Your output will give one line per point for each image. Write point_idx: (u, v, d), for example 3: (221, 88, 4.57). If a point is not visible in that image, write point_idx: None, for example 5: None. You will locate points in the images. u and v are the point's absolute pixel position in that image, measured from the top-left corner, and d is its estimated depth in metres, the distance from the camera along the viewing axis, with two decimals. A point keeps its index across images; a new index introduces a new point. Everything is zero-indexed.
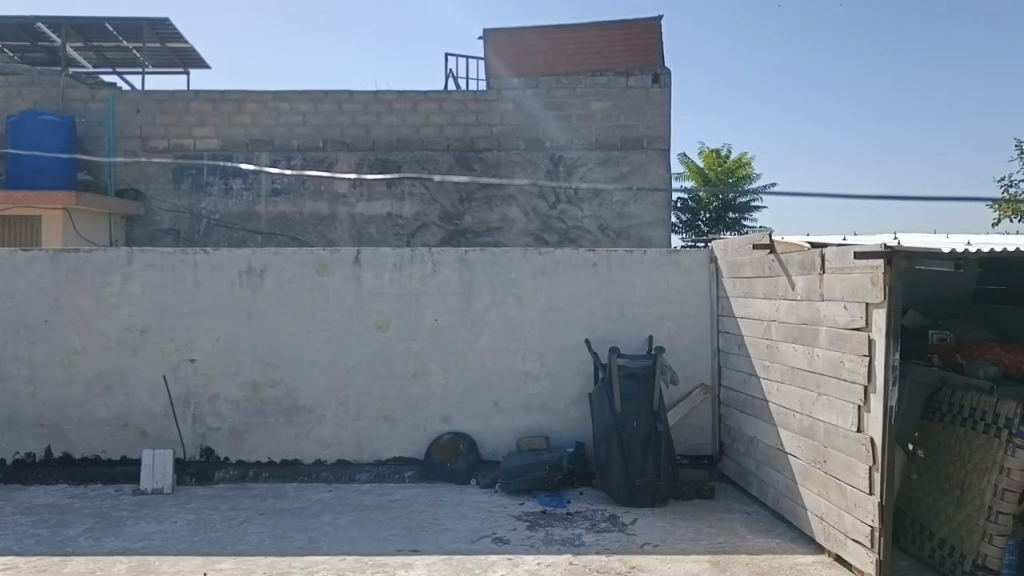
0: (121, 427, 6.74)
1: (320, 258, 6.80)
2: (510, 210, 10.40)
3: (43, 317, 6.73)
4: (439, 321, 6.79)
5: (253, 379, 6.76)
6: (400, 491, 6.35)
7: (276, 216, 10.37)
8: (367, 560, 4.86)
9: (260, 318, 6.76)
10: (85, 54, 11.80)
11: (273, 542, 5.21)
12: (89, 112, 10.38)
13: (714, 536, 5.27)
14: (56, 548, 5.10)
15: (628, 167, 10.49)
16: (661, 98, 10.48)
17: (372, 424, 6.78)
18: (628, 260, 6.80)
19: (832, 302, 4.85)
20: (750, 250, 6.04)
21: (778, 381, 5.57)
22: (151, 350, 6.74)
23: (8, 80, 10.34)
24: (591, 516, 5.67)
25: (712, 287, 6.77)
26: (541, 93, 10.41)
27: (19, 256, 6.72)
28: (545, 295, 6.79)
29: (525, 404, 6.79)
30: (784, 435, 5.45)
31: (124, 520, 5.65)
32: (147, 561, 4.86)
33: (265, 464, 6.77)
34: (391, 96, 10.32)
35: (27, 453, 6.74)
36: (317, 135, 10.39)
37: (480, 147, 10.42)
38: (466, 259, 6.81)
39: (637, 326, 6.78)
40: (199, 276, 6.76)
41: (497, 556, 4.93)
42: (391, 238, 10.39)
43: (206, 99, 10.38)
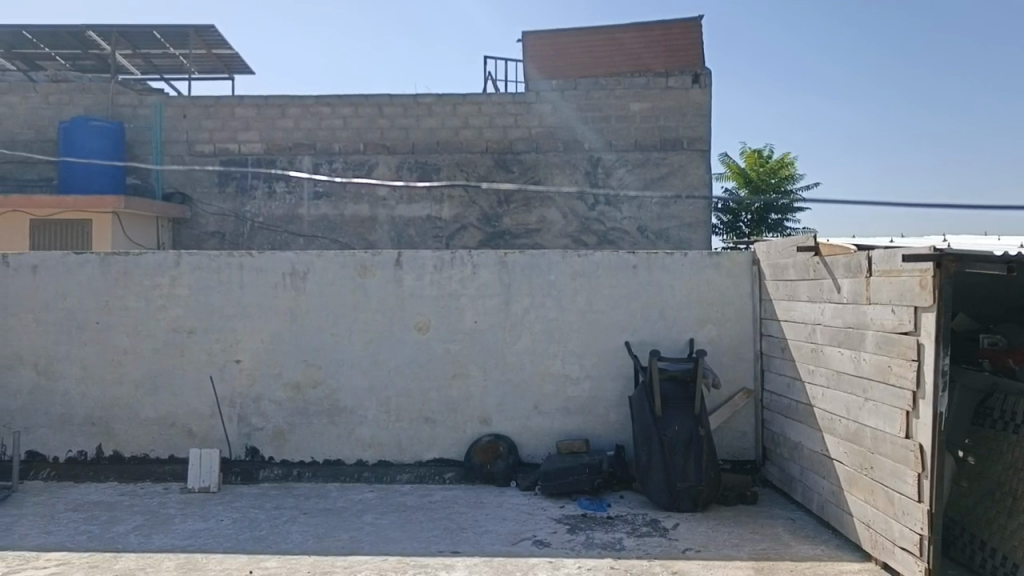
0: (169, 426, 6.88)
1: (362, 261, 6.86)
2: (548, 212, 10.40)
3: (94, 318, 6.90)
4: (479, 323, 6.81)
5: (296, 380, 6.85)
6: (440, 492, 6.40)
7: (317, 219, 10.49)
8: (408, 561, 4.90)
9: (303, 320, 6.85)
10: (134, 60, 12.07)
11: (316, 541, 5.27)
12: (137, 117, 10.64)
13: (757, 542, 5.21)
14: (107, 545, 5.22)
15: (667, 169, 10.42)
16: (702, 98, 10.38)
17: (412, 425, 6.83)
18: (668, 262, 6.76)
19: (879, 305, 4.77)
20: (793, 252, 5.97)
21: (823, 385, 5.49)
22: (197, 351, 6.87)
23: (60, 87, 10.64)
24: (631, 520, 5.64)
25: (754, 290, 6.70)
26: (579, 95, 10.42)
27: (72, 257, 6.90)
28: (584, 297, 6.78)
29: (566, 407, 6.78)
30: (829, 440, 5.38)
31: (172, 518, 5.77)
32: (194, 559, 4.96)
33: (308, 464, 6.85)
34: (431, 99, 10.41)
35: (79, 451, 6.90)
36: (357, 139, 10.51)
37: (518, 149, 10.45)
38: (505, 262, 6.83)
39: (678, 329, 6.73)
40: (243, 278, 6.87)
41: (538, 559, 4.92)
42: (430, 239, 10.47)
43: (250, 104, 10.56)
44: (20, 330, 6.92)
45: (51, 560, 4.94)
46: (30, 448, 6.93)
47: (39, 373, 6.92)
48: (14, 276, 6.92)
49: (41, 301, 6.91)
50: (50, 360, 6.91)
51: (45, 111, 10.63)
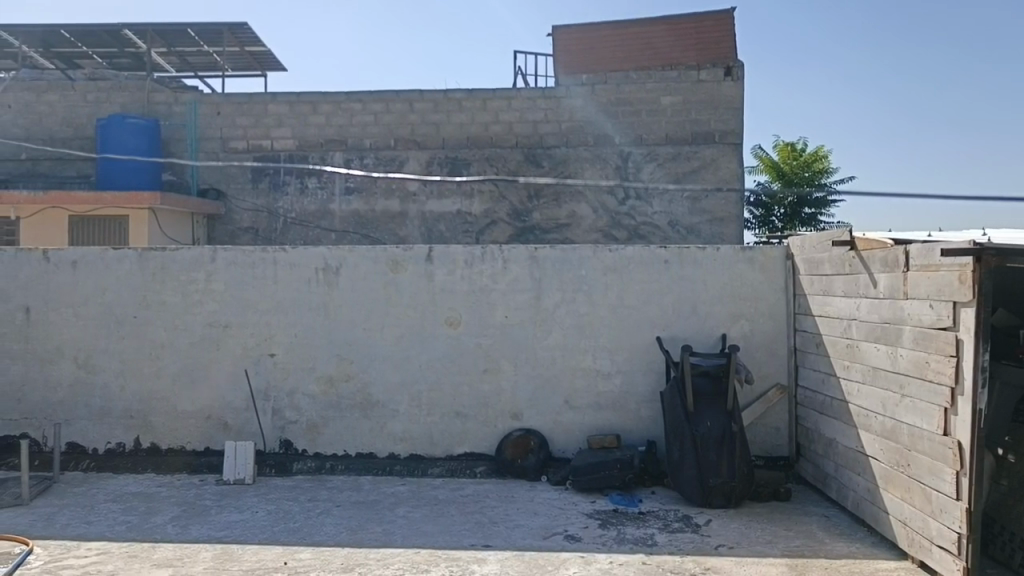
0: (205, 419, 6.98)
1: (393, 256, 6.90)
2: (579, 206, 10.38)
3: (132, 312, 7.02)
4: (510, 318, 6.82)
5: (329, 374, 6.92)
6: (471, 486, 6.42)
7: (349, 215, 10.57)
8: (440, 554, 4.93)
9: (336, 315, 6.91)
10: (169, 58, 12.24)
11: (350, 534, 5.32)
12: (173, 114, 10.79)
13: (792, 539, 5.17)
14: (146, 535, 5.32)
15: (699, 163, 10.33)
16: (734, 91, 10.29)
17: (444, 419, 6.86)
18: (701, 257, 6.71)
19: (916, 300, 4.70)
20: (828, 247, 5.89)
21: (858, 381, 5.42)
22: (233, 346, 6.96)
23: (98, 85, 10.83)
24: (663, 515, 5.62)
25: (788, 285, 6.63)
26: (609, 89, 10.40)
27: (110, 252, 7.03)
28: (615, 292, 6.76)
29: (596, 402, 6.77)
30: (864, 438, 5.31)
31: (208, 509, 5.86)
32: (231, 549, 5.03)
33: (341, 457, 6.91)
34: (461, 94, 10.43)
35: (118, 442, 7.03)
36: (389, 134, 10.56)
37: (549, 143, 10.43)
38: (536, 257, 6.82)
39: (710, 324, 6.69)
40: (277, 273, 6.95)
41: (569, 554, 4.92)
42: (460, 235, 10.50)
43: (283, 101, 10.66)
44: (61, 324, 7.06)
45: (92, 550, 5.04)
46: (70, 440, 7.07)
47: (79, 367, 7.05)
48: (55, 270, 7.07)
49: (81, 295, 7.05)
50: (89, 353, 7.05)
51: (83, 109, 10.83)
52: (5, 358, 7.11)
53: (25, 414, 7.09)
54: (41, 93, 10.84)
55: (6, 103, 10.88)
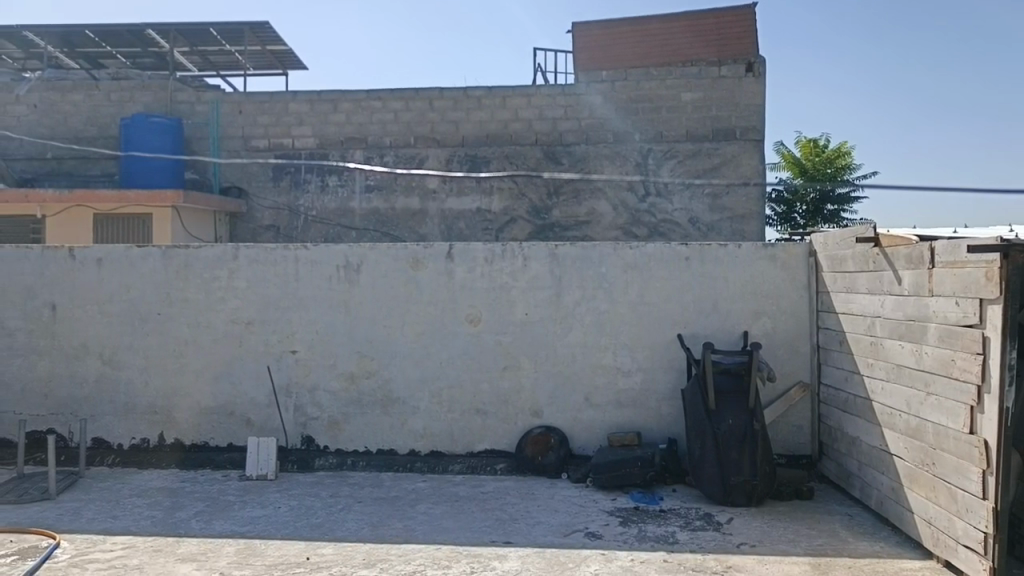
0: (228, 415, 7.04)
1: (414, 253, 6.92)
2: (599, 203, 10.34)
3: (156, 309, 7.09)
4: (530, 315, 6.82)
5: (350, 371, 6.95)
6: (491, 483, 6.43)
7: (369, 213, 10.60)
8: (461, 551, 4.94)
9: (357, 312, 6.95)
10: (191, 58, 12.35)
11: (371, 529, 5.35)
12: (195, 113, 10.89)
13: (814, 537, 5.13)
14: (170, 529, 5.37)
15: (719, 159, 10.28)
16: (755, 87, 10.22)
17: (464, 417, 6.87)
18: (722, 254, 6.67)
19: (942, 297, 4.65)
20: (852, 243, 5.84)
21: (882, 379, 5.38)
22: (255, 343, 7.01)
23: (121, 84, 10.94)
24: (684, 513, 5.60)
25: (811, 283, 6.57)
26: (629, 86, 10.38)
27: (134, 250, 7.10)
28: (636, 289, 6.74)
29: (617, 400, 6.76)
30: (888, 436, 5.26)
31: (231, 505, 5.91)
32: (253, 545, 5.07)
33: (362, 453, 6.94)
34: (481, 92, 10.45)
35: (142, 438, 7.11)
36: (408, 132, 10.60)
37: (568, 140, 10.42)
38: (557, 254, 6.81)
39: (732, 321, 6.65)
40: (299, 270, 6.99)
41: (590, 551, 4.92)
42: (480, 232, 10.50)
43: (304, 99, 10.72)
44: (86, 321, 7.15)
45: (118, 544, 5.10)
46: (96, 435, 7.14)
47: (105, 363, 7.14)
48: (80, 268, 7.15)
49: (106, 293, 7.13)
50: (114, 350, 7.12)
51: (107, 108, 10.95)
52: (31, 355, 7.20)
53: (51, 409, 7.18)
54: (66, 93, 10.97)
55: (31, 103, 11.00)
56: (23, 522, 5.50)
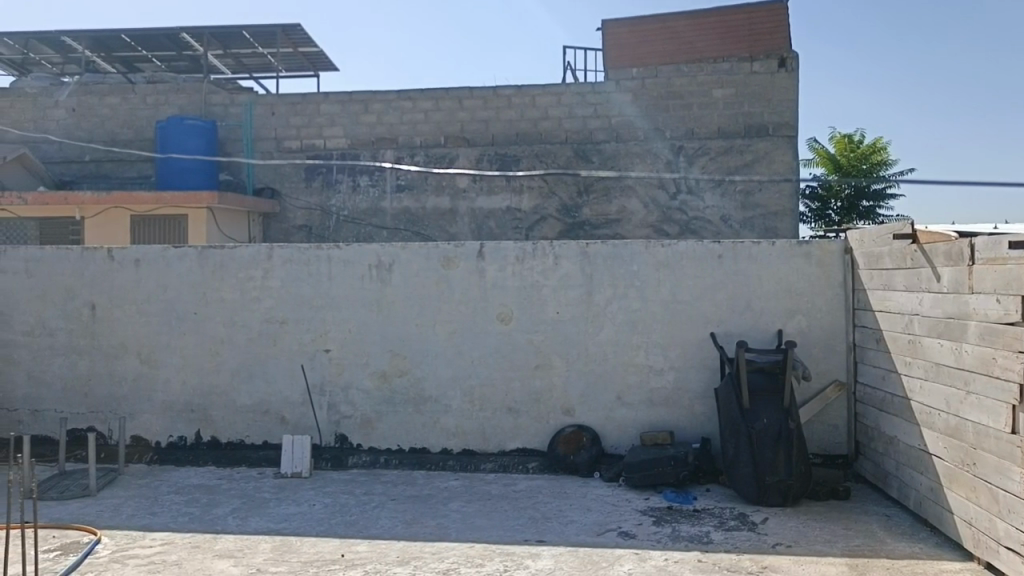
0: (263, 413, 7.12)
1: (445, 252, 6.95)
2: (629, 202, 10.31)
3: (192, 309, 7.20)
4: (562, 314, 6.81)
5: (382, 369, 7.00)
6: (524, 482, 6.43)
7: (400, 212, 10.66)
8: (495, 549, 4.95)
9: (389, 311, 6.99)
10: (225, 61, 12.51)
11: (405, 527, 5.39)
12: (229, 115, 11.02)
13: (851, 538, 5.07)
14: (207, 526, 5.45)
15: (752, 156, 10.19)
16: (789, 82, 10.10)
17: (496, 415, 6.89)
18: (755, 251, 6.61)
19: (982, 294, 4.57)
20: (889, 240, 5.76)
21: (920, 378, 5.30)
22: (289, 341, 7.09)
23: (157, 87, 11.11)
24: (718, 513, 5.56)
25: (847, 281, 6.49)
26: (660, 83, 10.32)
27: (171, 251, 7.21)
28: (668, 287, 6.70)
29: (649, 398, 6.73)
30: (928, 436, 5.17)
31: (267, 502, 5.98)
32: (289, 541, 5.13)
33: (395, 451, 6.98)
34: (510, 91, 10.46)
35: (180, 436, 7.21)
36: (439, 132, 10.64)
37: (598, 138, 10.39)
38: (588, 253, 6.79)
39: (766, 320, 6.59)
40: (332, 270, 7.06)
41: (623, 551, 4.90)
42: (510, 231, 10.51)
43: (335, 100, 10.82)
44: (125, 320, 7.27)
45: (157, 540, 5.18)
46: (135, 433, 7.27)
47: (143, 362, 7.25)
48: (119, 269, 7.28)
49: (143, 293, 7.24)
50: (152, 350, 7.24)
51: (143, 111, 11.13)
52: (72, 354, 7.34)
53: (91, 408, 7.32)
54: (103, 96, 11.17)
55: (69, 106, 11.22)
56: (64, 518, 5.61)
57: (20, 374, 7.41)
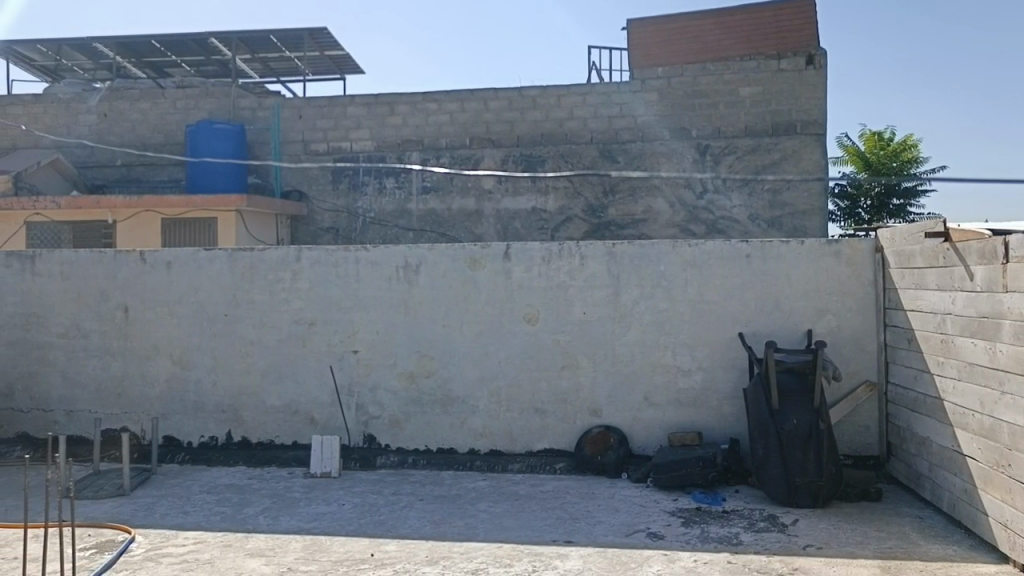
0: (293, 414, 7.19)
1: (471, 253, 6.97)
2: (655, 201, 10.28)
3: (222, 310, 7.28)
4: (588, 315, 6.81)
5: (410, 370, 7.04)
6: (551, 483, 6.43)
7: (426, 213, 10.71)
8: (523, 550, 4.96)
9: (416, 312, 7.03)
10: (253, 65, 12.64)
11: (434, 527, 5.42)
12: (257, 119, 11.14)
13: (884, 540, 5.01)
14: (239, 525, 5.52)
15: (780, 154, 10.11)
16: (816, 80, 10.01)
17: (523, 415, 6.90)
18: (784, 251, 6.56)
19: (1016, 293, 4.49)
20: (920, 238, 5.69)
21: (953, 378, 5.23)
22: (317, 342, 7.15)
23: (187, 92, 11.25)
24: (748, 514, 5.53)
25: (877, 280, 6.41)
26: (686, 81, 10.28)
27: (202, 253, 7.31)
28: (695, 287, 6.67)
29: (676, 399, 6.70)
30: (961, 436, 5.10)
31: (297, 502, 6.04)
32: (319, 540, 5.18)
33: (423, 452, 7.01)
34: (535, 91, 10.48)
35: (211, 436, 7.30)
36: (464, 133, 10.67)
37: (624, 138, 10.37)
38: (614, 253, 6.78)
39: (795, 319, 6.53)
40: (359, 272, 7.11)
41: (652, 552, 4.89)
42: (536, 232, 10.51)
43: (361, 102, 10.90)
44: (157, 322, 7.38)
45: (190, 539, 5.26)
46: (167, 433, 7.38)
47: (175, 363, 7.36)
48: (151, 271, 7.39)
49: (174, 294, 7.35)
50: (184, 350, 7.34)
51: (172, 115, 11.29)
52: (106, 355, 7.46)
53: (125, 408, 7.44)
54: (134, 101, 11.34)
55: (101, 112, 11.41)
56: (100, 517, 5.71)
57: (55, 375, 7.55)
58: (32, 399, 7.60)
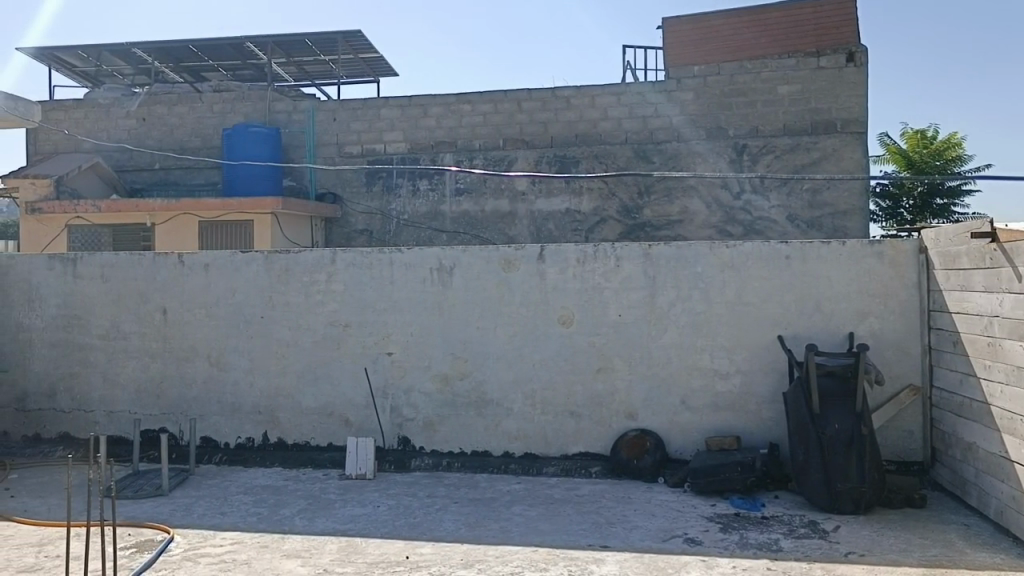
0: (328, 415, 7.22)
1: (506, 255, 6.94)
2: (691, 202, 10.18)
3: (259, 312, 7.34)
4: (623, 317, 6.74)
5: (444, 372, 7.02)
6: (587, 486, 6.37)
7: (460, 215, 10.71)
8: (558, 554, 4.91)
9: (450, 314, 7.01)
10: (288, 69, 12.76)
11: (468, 529, 5.39)
12: (292, 122, 11.23)
13: (928, 548, 4.88)
14: (275, 526, 5.54)
15: (819, 154, 9.95)
16: (857, 77, 9.84)
17: (558, 418, 6.85)
18: (824, 251, 6.44)
19: None
20: (966, 239, 5.54)
21: (1001, 382, 5.07)
22: (352, 344, 7.17)
23: (223, 95, 11.39)
24: (788, 521, 5.42)
25: (921, 282, 6.26)
26: (723, 80, 10.16)
27: (239, 255, 7.37)
28: (733, 289, 6.57)
29: (714, 402, 6.61)
30: (1009, 442, 4.95)
31: (333, 503, 6.05)
32: (355, 542, 5.18)
33: (457, 455, 7.00)
34: (570, 92, 10.43)
35: (247, 437, 7.36)
36: (497, 134, 10.65)
37: (659, 138, 10.29)
38: (651, 254, 6.71)
39: (836, 322, 6.41)
40: (394, 274, 7.12)
41: (689, 557, 4.82)
42: (570, 233, 10.46)
43: (395, 104, 10.93)
44: (195, 324, 7.46)
45: (227, 539, 5.29)
46: (204, 434, 7.44)
47: (212, 364, 7.43)
48: (188, 273, 7.47)
49: (212, 297, 7.42)
50: (221, 352, 7.41)
51: (209, 119, 11.41)
52: (145, 357, 7.56)
53: (164, 408, 7.53)
54: (172, 106, 11.50)
55: (140, 116, 11.58)
56: (139, 516, 5.77)
57: (96, 376, 7.67)
58: (73, 399, 7.72)
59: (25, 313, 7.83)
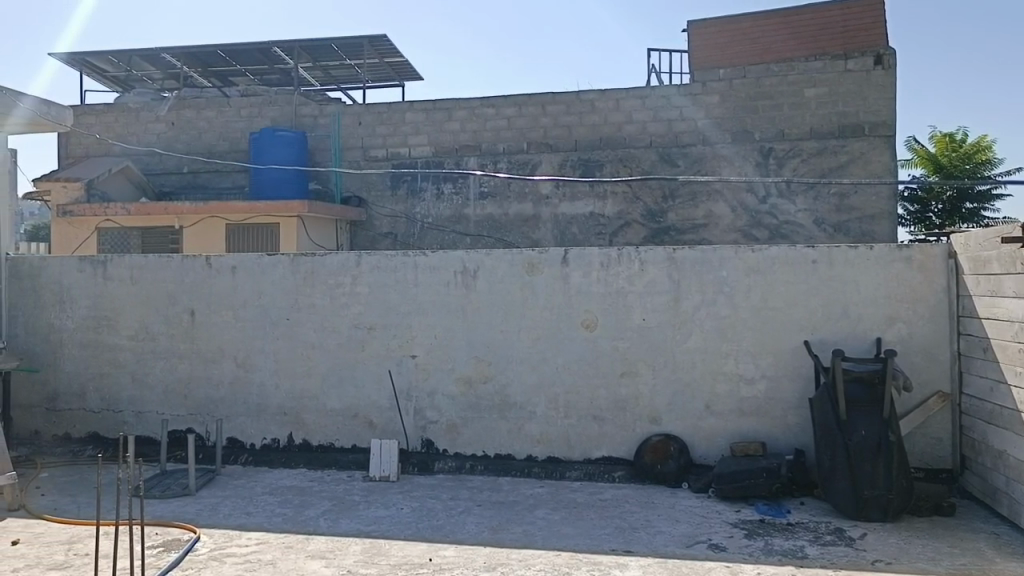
0: (352, 417, 7.26)
1: (530, 258, 6.95)
2: (716, 205, 10.12)
3: (285, 314, 7.40)
4: (647, 320, 6.72)
5: (467, 375, 7.04)
6: (610, 491, 6.35)
7: (483, 218, 10.74)
8: (582, 558, 4.90)
9: (474, 317, 7.03)
10: (314, 73, 12.87)
11: (491, 533, 5.40)
12: (318, 126, 11.32)
13: (957, 556, 4.81)
14: (300, 527, 5.58)
15: (846, 157, 9.86)
16: (885, 80, 9.73)
17: (581, 421, 6.84)
18: (852, 256, 6.37)
19: None
20: (996, 244, 5.45)
21: None
22: (377, 346, 7.22)
23: (251, 100, 11.51)
24: (813, 527, 5.37)
25: (950, 286, 6.18)
26: (749, 83, 10.10)
27: (266, 258, 7.44)
28: (759, 293, 6.52)
29: (739, 407, 6.56)
30: None
31: (356, 505, 6.08)
32: (378, 544, 5.20)
33: (480, 457, 7.01)
34: (594, 95, 10.43)
35: (273, 438, 7.42)
36: (521, 137, 10.66)
37: (683, 142, 10.25)
38: (675, 258, 6.69)
39: (863, 327, 6.34)
40: (418, 277, 7.15)
41: (713, 563, 4.78)
42: (593, 237, 10.45)
43: (420, 108, 10.99)
44: (222, 326, 7.54)
45: (253, 539, 5.34)
46: (231, 434, 7.51)
47: (239, 366, 7.50)
48: (216, 275, 7.56)
49: (240, 299, 7.50)
50: (248, 353, 7.48)
51: (237, 123, 11.54)
52: (174, 357, 7.65)
53: (191, 409, 7.61)
54: (200, 110, 11.64)
55: (169, 121, 11.74)
56: (167, 516, 5.85)
57: (125, 376, 7.77)
58: (103, 399, 7.83)
59: (56, 313, 7.96)
